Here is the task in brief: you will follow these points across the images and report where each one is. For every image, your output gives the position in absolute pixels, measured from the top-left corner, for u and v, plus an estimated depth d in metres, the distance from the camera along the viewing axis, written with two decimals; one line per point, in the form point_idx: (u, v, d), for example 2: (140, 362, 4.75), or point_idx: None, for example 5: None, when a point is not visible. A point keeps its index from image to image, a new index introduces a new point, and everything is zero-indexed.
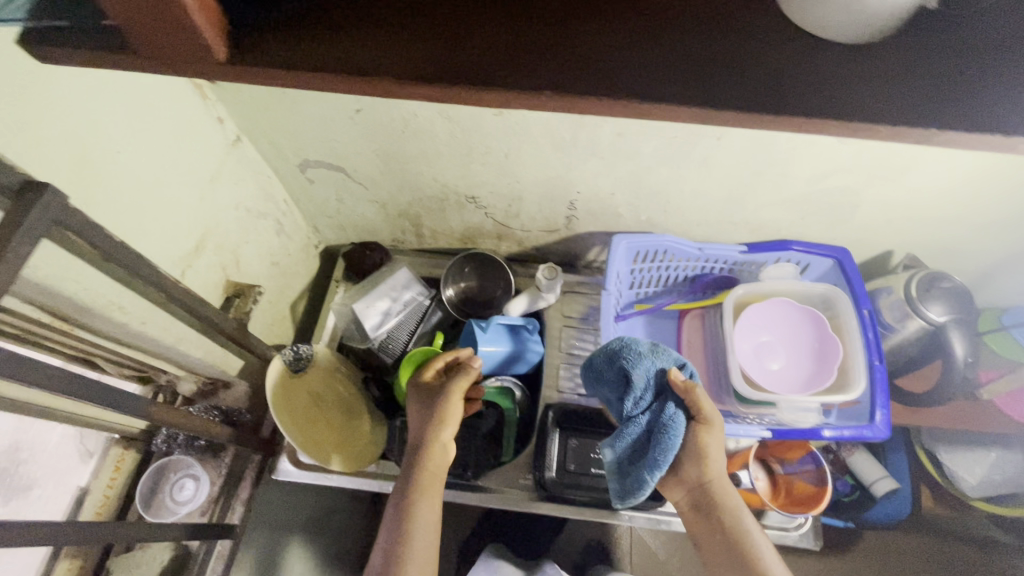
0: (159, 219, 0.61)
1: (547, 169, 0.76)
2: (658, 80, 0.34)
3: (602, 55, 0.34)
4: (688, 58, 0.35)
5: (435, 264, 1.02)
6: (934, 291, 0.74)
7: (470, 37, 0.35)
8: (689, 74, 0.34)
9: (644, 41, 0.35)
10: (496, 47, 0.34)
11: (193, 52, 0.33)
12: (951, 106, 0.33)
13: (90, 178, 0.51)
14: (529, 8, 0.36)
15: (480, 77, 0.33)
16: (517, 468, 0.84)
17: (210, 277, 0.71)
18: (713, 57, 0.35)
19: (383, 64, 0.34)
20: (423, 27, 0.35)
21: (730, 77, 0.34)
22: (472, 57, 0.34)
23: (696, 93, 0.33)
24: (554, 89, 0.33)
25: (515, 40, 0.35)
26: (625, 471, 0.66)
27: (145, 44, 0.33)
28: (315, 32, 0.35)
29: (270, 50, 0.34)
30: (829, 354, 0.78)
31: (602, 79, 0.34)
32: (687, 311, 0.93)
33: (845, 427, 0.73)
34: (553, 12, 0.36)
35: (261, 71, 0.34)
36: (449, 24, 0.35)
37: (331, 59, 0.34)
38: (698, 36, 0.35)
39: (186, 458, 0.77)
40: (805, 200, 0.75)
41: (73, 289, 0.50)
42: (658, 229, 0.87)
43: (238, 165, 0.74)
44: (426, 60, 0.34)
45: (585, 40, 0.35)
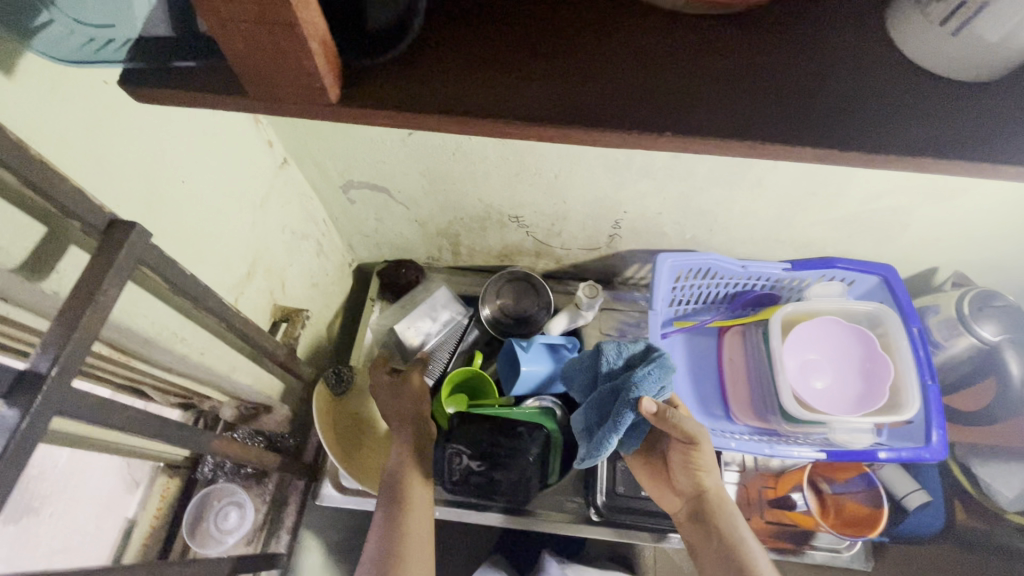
0: (217, 247, 0.60)
1: (597, 190, 0.75)
2: (779, 119, 0.33)
3: (721, 92, 0.33)
4: (806, 94, 0.34)
5: (469, 282, 1.01)
6: (986, 310, 0.74)
7: (584, 70, 0.34)
8: (814, 111, 0.33)
9: (760, 77, 0.34)
10: (611, 86, 0.34)
11: (306, 94, 0.32)
12: None
13: (158, 210, 0.50)
14: (641, 41, 0.35)
15: (598, 115, 0.32)
16: (563, 492, 0.84)
17: (259, 303, 0.70)
18: (833, 93, 0.34)
19: (498, 102, 0.33)
20: (536, 65, 0.34)
21: (855, 112, 0.33)
22: (589, 96, 0.33)
23: (820, 130, 0.32)
24: (678, 130, 0.32)
25: (631, 76, 0.34)
26: (592, 434, 0.62)
27: (257, 85, 0.32)
28: (425, 69, 0.34)
29: (382, 90, 0.33)
30: (879, 372, 0.76)
31: (723, 116, 0.33)
32: (727, 328, 0.93)
33: (902, 449, 0.73)
34: (665, 47, 0.35)
35: (373, 112, 0.33)
36: (562, 58, 0.34)
37: (444, 97, 0.33)
38: (816, 70, 0.34)
39: (231, 486, 0.75)
40: (855, 219, 0.75)
41: (144, 324, 0.49)
42: (702, 247, 0.86)
43: (285, 188, 0.73)
44: (541, 99, 0.33)
45: (702, 75, 0.34)
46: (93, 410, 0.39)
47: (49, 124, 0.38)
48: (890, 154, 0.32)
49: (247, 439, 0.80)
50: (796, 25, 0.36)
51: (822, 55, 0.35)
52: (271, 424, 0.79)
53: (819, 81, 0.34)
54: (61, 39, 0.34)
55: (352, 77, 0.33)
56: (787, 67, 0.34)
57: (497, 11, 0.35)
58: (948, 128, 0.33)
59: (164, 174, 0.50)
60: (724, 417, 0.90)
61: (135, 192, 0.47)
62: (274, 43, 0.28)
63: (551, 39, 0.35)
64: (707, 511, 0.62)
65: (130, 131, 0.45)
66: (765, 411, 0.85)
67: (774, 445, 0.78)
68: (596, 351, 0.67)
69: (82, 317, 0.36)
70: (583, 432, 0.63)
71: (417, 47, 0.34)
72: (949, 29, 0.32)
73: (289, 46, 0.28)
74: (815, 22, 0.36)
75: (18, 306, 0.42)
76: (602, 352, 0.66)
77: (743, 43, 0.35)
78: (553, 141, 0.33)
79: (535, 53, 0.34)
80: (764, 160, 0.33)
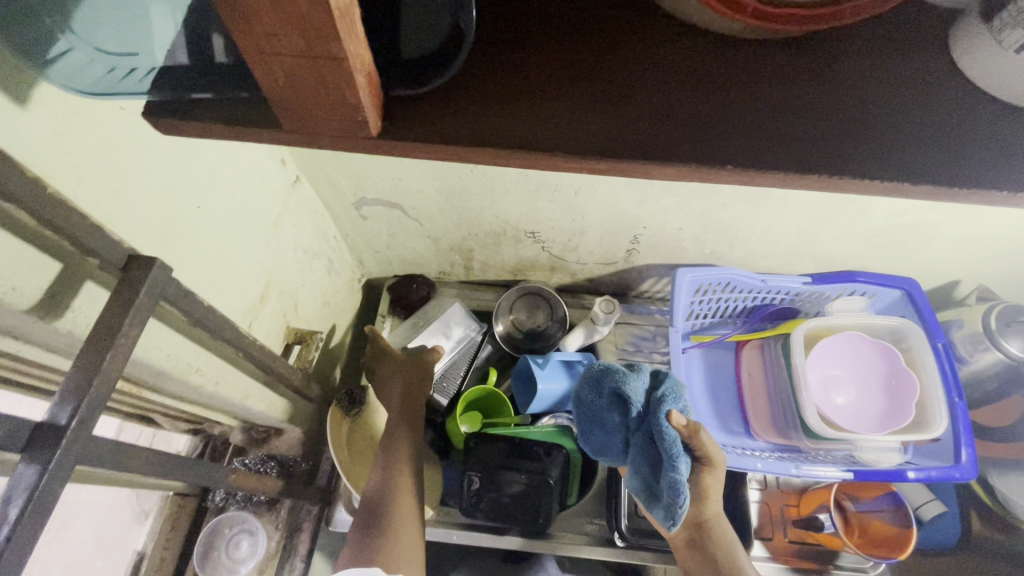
0: (231, 271, 0.58)
1: (617, 206, 0.74)
2: (840, 150, 0.31)
3: (780, 122, 0.32)
4: (866, 123, 0.32)
5: (481, 297, 1.00)
6: (1014, 326, 0.73)
7: (636, 100, 0.32)
8: (878, 142, 0.32)
9: (817, 105, 0.33)
10: (663, 116, 0.32)
11: (344, 126, 0.30)
12: None
13: (172, 238, 0.48)
14: (693, 68, 0.33)
15: (652, 148, 0.31)
16: (581, 514, 0.82)
17: (272, 326, 0.68)
18: (893, 122, 0.32)
19: (547, 134, 0.31)
20: (583, 94, 0.32)
21: (920, 143, 0.32)
22: (640, 127, 0.32)
23: (883, 162, 0.31)
24: (736, 162, 0.31)
25: (685, 106, 0.32)
26: (652, 488, 0.57)
27: (292, 117, 0.30)
28: (468, 98, 0.32)
29: (423, 121, 0.31)
30: (906, 390, 0.75)
31: (783, 147, 0.31)
32: (745, 342, 0.91)
33: (931, 468, 0.71)
34: (716, 74, 0.33)
35: (415, 144, 0.31)
36: (612, 85, 0.32)
37: (490, 129, 0.31)
38: (878, 97, 0.33)
39: (242, 513, 0.72)
40: (879, 235, 0.74)
41: (159, 357, 0.47)
42: (721, 262, 0.85)
43: (298, 206, 0.71)
44: (591, 131, 0.31)
45: (760, 103, 0.32)
46: (112, 457, 0.37)
47: (64, 156, 0.36)
48: (957, 186, 0.30)
49: (258, 466, 0.76)
50: (853, 50, 0.34)
51: (883, 82, 0.33)
52: (282, 447, 0.77)
53: (881, 109, 0.33)
54: (84, 67, 0.31)
55: (391, 107, 0.31)
56: (848, 94, 0.33)
57: (541, 36, 0.33)
58: (1015, 158, 0.32)
59: (178, 199, 0.48)
60: (744, 433, 0.88)
61: (149, 220, 0.45)
62: (317, 75, 0.26)
63: (599, 66, 0.33)
64: (704, 536, 0.62)
65: (145, 157, 0.43)
66: (786, 427, 0.83)
67: (799, 464, 0.76)
68: (612, 398, 0.64)
69: (104, 361, 0.34)
70: (646, 494, 0.58)
71: (458, 73, 0.32)
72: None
73: (332, 78, 0.26)
74: (873, 46, 0.34)
75: (28, 344, 0.39)
76: (620, 396, 0.62)
77: (801, 71, 0.33)
78: (605, 174, 0.32)
79: (584, 80, 0.32)
80: (827, 191, 0.32)
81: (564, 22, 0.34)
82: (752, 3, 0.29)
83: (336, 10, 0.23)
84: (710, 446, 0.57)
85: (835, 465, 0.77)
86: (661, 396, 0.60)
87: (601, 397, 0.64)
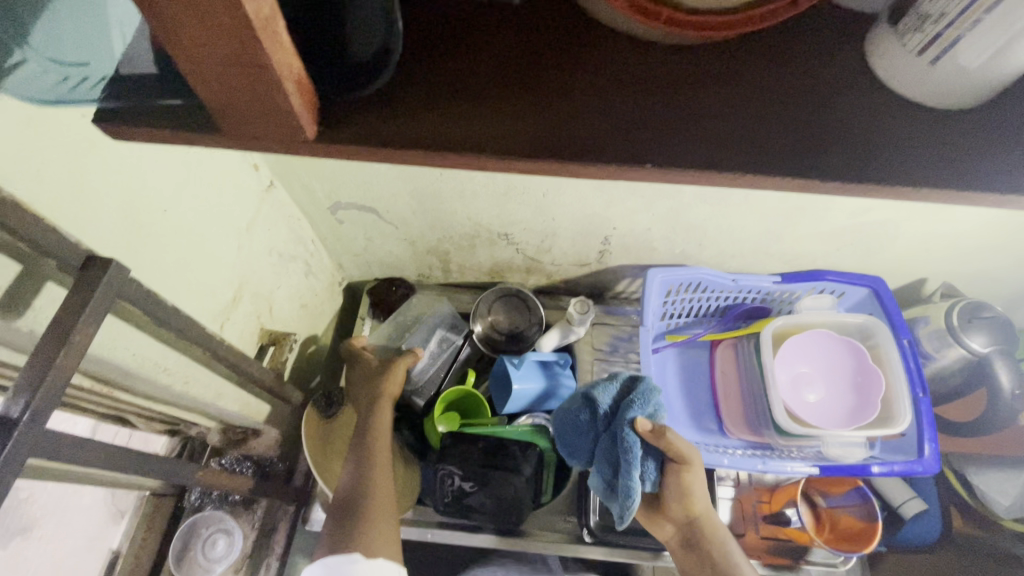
0: (201, 274, 0.59)
1: (585, 207, 0.75)
2: (760, 149, 0.33)
3: (702, 124, 0.33)
4: (783, 122, 0.34)
5: (460, 299, 1.01)
6: (975, 321, 0.74)
7: (566, 104, 0.34)
8: (796, 141, 0.33)
9: (739, 108, 0.34)
10: (591, 117, 0.33)
11: (281, 131, 0.32)
12: None
13: (136, 242, 0.49)
14: (623, 73, 0.35)
15: (578, 148, 0.32)
16: (556, 512, 0.84)
17: (246, 327, 0.69)
18: (813, 119, 0.34)
19: (478, 136, 0.32)
20: (513, 97, 0.34)
21: (837, 141, 0.33)
22: (568, 128, 0.33)
23: (799, 159, 0.32)
24: (656, 161, 0.32)
25: (612, 109, 0.34)
26: (614, 489, 0.60)
27: (231, 123, 0.31)
28: (404, 104, 0.33)
29: (356, 125, 0.33)
30: (872, 386, 0.76)
31: (704, 144, 0.33)
32: (720, 341, 0.92)
33: (894, 463, 0.73)
34: (642, 77, 0.35)
35: (353, 148, 0.32)
36: (542, 90, 0.34)
37: (424, 134, 0.33)
38: (796, 101, 0.34)
39: (218, 513, 0.74)
40: (842, 233, 0.76)
41: (123, 355, 0.48)
42: (692, 262, 0.86)
43: (272, 210, 0.73)
44: (518, 132, 0.33)
45: (684, 106, 0.34)
46: (69, 451, 0.38)
47: (22, 161, 0.37)
48: (871, 182, 0.32)
49: (233, 466, 0.77)
50: (774, 54, 0.36)
51: (800, 85, 0.35)
52: (259, 448, 0.78)
53: (798, 109, 0.34)
54: (37, 77, 0.34)
55: (330, 112, 0.33)
56: (766, 96, 0.34)
57: (477, 45, 0.35)
58: (926, 153, 0.33)
59: (144, 203, 0.49)
60: (717, 430, 0.89)
61: (113, 224, 0.46)
62: (247, 82, 0.28)
63: (531, 72, 0.34)
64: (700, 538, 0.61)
65: (106, 164, 0.44)
66: (758, 424, 0.84)
67: (767, 459, 0.77)
68: (584, 402, 0.65)
69: (56, 358, 0.35)
70: (609, 493, 0.61)
71: (395, 80, 0.34)
72: (926, 58, 0.33)
73: (262, 87, 0.28)
74: (791, 51, 0.36)
75: None
76: (590, 401, 0.64)
77: (726, 76, 0.35)
78: (536, 174, 0.33)
79: (517, 86, 0.34)
80: (749, 190, 0.33)
81: (499, 31, 0.35)
82: (667, 10, 0.31)
83: (257, 23, 0.24)
84: (681, 445, 0.58)
85: (802, 460, 0.78)
86: (630, 402, 0.61)
87: (575, 403, 0.66)
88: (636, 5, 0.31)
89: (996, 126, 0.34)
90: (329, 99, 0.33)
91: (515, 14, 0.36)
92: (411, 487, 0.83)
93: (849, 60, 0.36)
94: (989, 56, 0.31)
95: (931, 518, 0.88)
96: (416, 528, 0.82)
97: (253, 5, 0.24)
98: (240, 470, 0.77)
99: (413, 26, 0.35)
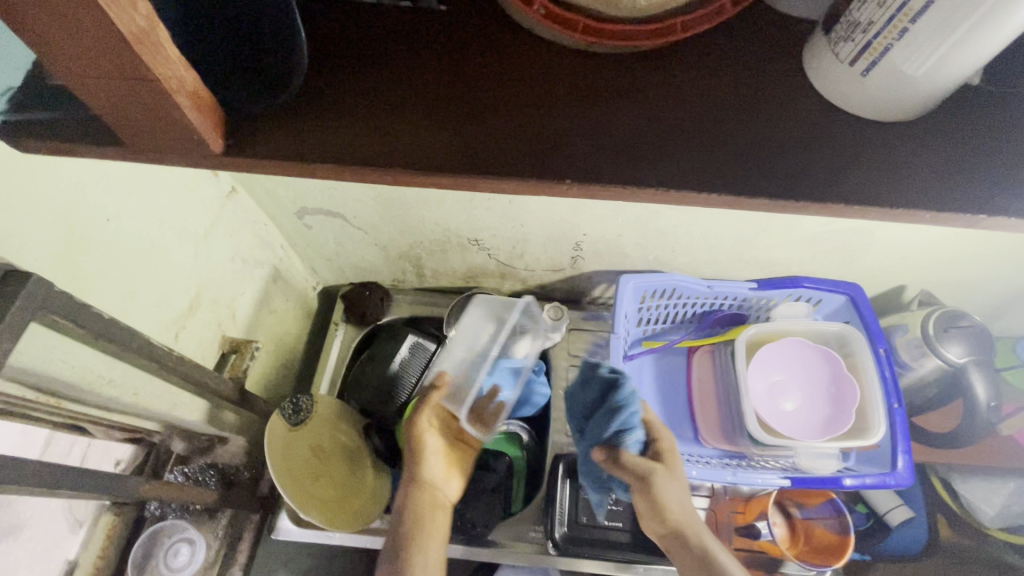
0: (151, 282, 0.58)
1: (554, 214, 0.73)
2: (682, 164, 0.32)
3: (624, 138, 0.33)
4: (706, 133, 0.33)
5: (436, 304, 0.98)
6: (952, 330, 0.72)
7: (482, 116, 0.33)
8: (719, 154, 0.33)
9: (663, 120, 0.33)
10: (509, 129, 0.33)
11: (186, 145, 0.32)
12: (981, 193, 0.32)
13: (75, 252, 0.48)
14: (544, 82, 0.34)
15: (492, 160, 0.32)
16: (527, 520, 0.80)
17: (204, 335, 0.69)
18: (736, 132, 0.33)
19: (389, 150, 0.32)
20: (430, 107, 0.33)
21: (763, 157, 0.33)
22: (485, 141, 0.32)
23: (719, 175, 0.32)
24: (576, 177, 0.31)
25: (530, 119, 0.33)
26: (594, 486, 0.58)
27: (132, 136, 0.32)
28: (313, 115, 0.33)
29: (268, 139, 0.32)
30: (847, 396, 0.75)
31: (623, 155, 0.32)
32: (696, 348, 0.89)
33: (867, 475, 0.71)
34: (565, 86, 0.34)
35: (263, 163, 0.32)
36: (459, 102, 0.33)
37: (331, 149, 0.32)
38: (722, 115, 0.34)
39: (181, 522, 0.73)
40: (817, 240, 0.73)
41: (59, 369, 0.47)
42: (667, 268, 0.85)
43: (234, 216, 0.71)
44: (433, 146, 0.32)
45: (602, 117, 0.33)
46: None
47: None
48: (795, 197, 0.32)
49: (197, 476, 0.76)
50: (702, 62, 0.35)
51: (726, 96, 0.34)
52: (224, 456, 0.77)
53: (720, 120, 0.33)
54: None
55: (235, 128, 0.33)
56: (690, 107, 0.34)
57: (394, 55, 0.34)
58: (848, 170, 0.32)
59: (84, 214, 0.49)
60: (694, 439, 0.86)
61: (46, 235, 0.45)
62: (136, 97, 0.28)
63: (453, 81, 0.34)
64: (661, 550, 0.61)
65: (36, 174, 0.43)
66: (733, 433, 0.82)
67: (736, 471, 0.76)
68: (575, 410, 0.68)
69: None
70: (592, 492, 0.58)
71: (303, 90, 0.34)
72: (857, 69, 0.32)
73: (153, 101, 0.28)
74: (721, 61, 0.35)
75: None
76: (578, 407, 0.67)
77: (652, 86, 0.34)
78: (451, 188, 0.32)
79: (434, 97, 0.33)
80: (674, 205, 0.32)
81: (420, 40, 0.35)
82: (582, 19, 0.31)
83: (130, 35, 0.24)
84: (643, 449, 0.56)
85: (775, 471, 0.76)
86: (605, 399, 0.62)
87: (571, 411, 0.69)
88: (551, 13, 0.31)
89: (920, 144, 0.34)
90: (236, 111, 0.33)
91: (436, 23, 0.35)
92: (381, 495, 0.82)
93: (783, 74, 0.36)
94: (929, 65, 0.30)
95: (916, 525, 0.86)
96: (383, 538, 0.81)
97: (124, 20, 0.24)
98: (203, 479, 0.76)
99: (332, 36, 0.35)
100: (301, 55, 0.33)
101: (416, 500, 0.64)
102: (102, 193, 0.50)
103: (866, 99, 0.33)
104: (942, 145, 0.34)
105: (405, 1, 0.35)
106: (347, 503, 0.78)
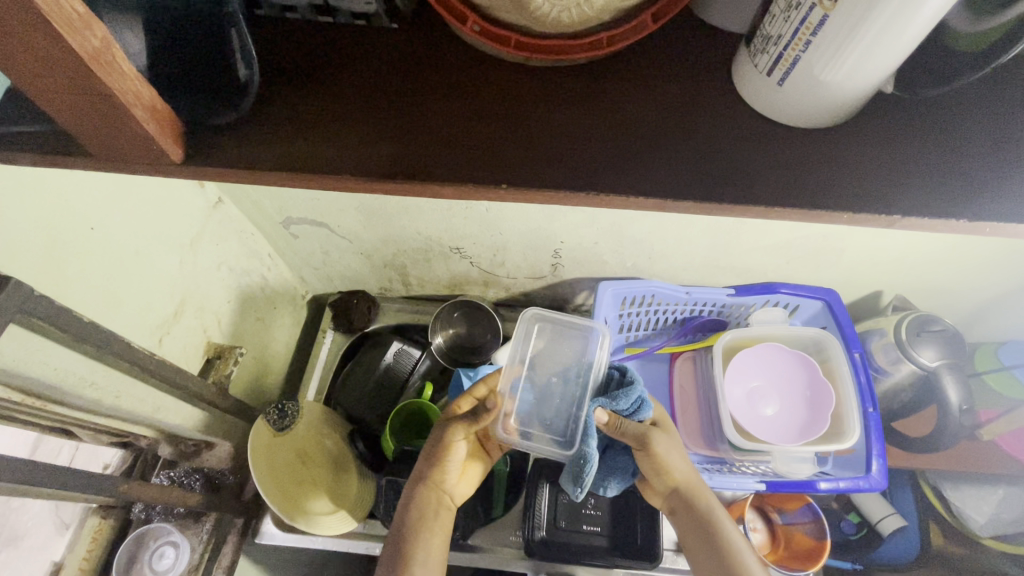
0: (136, 290, 0.61)
1: (531, 222, 0.74)
2: (607, 171, 0.36)
3: (552, 149, 0.37)
4: (631, 142, 0.37)
5: (423, 312, 1.00)
6: (924, 335, 0.73)
7: (419, 128, 0.37)
8: (642, 161, 0.36)
9: (596, 130, 0.37)
10: (446, 140, 0.37)
11: (151, 152, 0.36)
12: (883, 193, 0.36)
13: (61, 262, 0.51)
14: (478, 97, 0.38)
15: (431, 167, 0.36)
16: (508, 524, 0.79)
17: (189, 341, 0.71)
18: (655, 139, 0.37)
19: (339, 159, 0.36)
20: (379, 123, 0.37)
21: (685, 168, 0.36)
22: (428, 149, 0.37)
23: (644, 181, 0.36)
24: (512, 182, 0.36)
25: (471, 131, 0.37)
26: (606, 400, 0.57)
27: (97, 146, 0.35)
28: (268, 126, 0.38)
29: (224, 151, 0.37)
30: (823, 400, 0.74)
31: (548, 163, 0.36)
32: (678, 353, 0.89)
33: (840, 479, 0.74)
34: (502, 99, 0.38)
35: (219, 171, 0.37)
36: (398, 116, 0.38)
37: (281, 160, 0.37)
38: (648, 125, 0.38)
39: (166, 525, 0.75)
40: (789, 247, 0.74)
41: (42, 371, 0.50)
42: (645, 274, 0.85)
43: (220, 226, 0.73)
44: (384, 156, 0.37)
45: (533, 125, 0.37)
46: None
47: None
48: (716, 202, 0.35)
49: (182, 479, 0.77)
50: (629, 73, 0.39)
51: (650, 112, 0.38)
52: (211, 462, 0.79)
53: (645, 131, 0.37)
54: None
55: (196, 140, 0.37)
56: (615, 119, 0.38)
57: (351, 72, 0.39)
58: (754, 176, 0.36)
59: (68, 223, 0.51)
60: None
61: (32, 244, 0.48)
62: (95, 109, 0.32)
63: (399, 97, 0.38)
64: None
65: (23, 188, 0.47)
66: (714, 439, 0.82)
67: (713, 475, 0.77)
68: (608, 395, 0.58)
69: None
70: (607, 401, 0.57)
71: (256, 106, 0.38)
72: (775, 78, 0.35)
73: (117, 116, 0.32)
74: (644, 77, 0.39)
75: None
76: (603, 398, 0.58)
77: (584, 99, 0.38)
78: (392, 193, 0.37)
79: (378, 109, 0.38)
80: (600, 206, 0.37)
81: (372, 57, 0.39)
82: (513, 36, 0.35)
83: (85, 55, 0.28)
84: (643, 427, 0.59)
85: (752, 478, 0.77)
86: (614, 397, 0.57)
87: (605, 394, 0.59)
88: (485, 29, 0.35)
89: (833, 150, 0.37)
90: (195, 122, 0.37)
91: (388, 43, 0.40)
92: (365, 500, 0.82)
93: (713, 90, 0.39)
94: (843, 73, 0.32)
95: (909, 536, 0.85)
96: (366, 543, 0.81)
97: (77, 40, 0.27)
98: (189, 482, 0.78)
99: (292, 57, 0.40)
100: (252, 72, 0.37)
101: (418, 502, 0.59)
102: (88, 206, 0.53)
103: (781, 107, 0.36)
104: (853, 152, 0.37)
105: (359, 21, 0.40)
106: (333, 505, 0.77)
